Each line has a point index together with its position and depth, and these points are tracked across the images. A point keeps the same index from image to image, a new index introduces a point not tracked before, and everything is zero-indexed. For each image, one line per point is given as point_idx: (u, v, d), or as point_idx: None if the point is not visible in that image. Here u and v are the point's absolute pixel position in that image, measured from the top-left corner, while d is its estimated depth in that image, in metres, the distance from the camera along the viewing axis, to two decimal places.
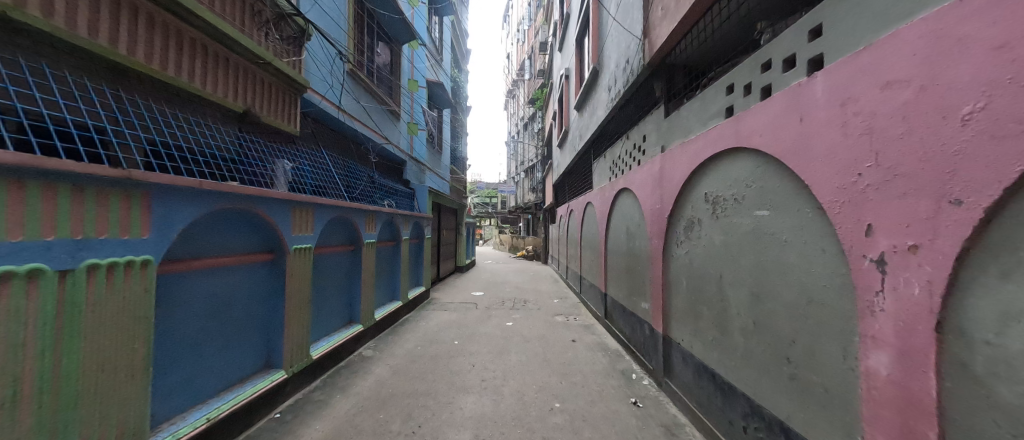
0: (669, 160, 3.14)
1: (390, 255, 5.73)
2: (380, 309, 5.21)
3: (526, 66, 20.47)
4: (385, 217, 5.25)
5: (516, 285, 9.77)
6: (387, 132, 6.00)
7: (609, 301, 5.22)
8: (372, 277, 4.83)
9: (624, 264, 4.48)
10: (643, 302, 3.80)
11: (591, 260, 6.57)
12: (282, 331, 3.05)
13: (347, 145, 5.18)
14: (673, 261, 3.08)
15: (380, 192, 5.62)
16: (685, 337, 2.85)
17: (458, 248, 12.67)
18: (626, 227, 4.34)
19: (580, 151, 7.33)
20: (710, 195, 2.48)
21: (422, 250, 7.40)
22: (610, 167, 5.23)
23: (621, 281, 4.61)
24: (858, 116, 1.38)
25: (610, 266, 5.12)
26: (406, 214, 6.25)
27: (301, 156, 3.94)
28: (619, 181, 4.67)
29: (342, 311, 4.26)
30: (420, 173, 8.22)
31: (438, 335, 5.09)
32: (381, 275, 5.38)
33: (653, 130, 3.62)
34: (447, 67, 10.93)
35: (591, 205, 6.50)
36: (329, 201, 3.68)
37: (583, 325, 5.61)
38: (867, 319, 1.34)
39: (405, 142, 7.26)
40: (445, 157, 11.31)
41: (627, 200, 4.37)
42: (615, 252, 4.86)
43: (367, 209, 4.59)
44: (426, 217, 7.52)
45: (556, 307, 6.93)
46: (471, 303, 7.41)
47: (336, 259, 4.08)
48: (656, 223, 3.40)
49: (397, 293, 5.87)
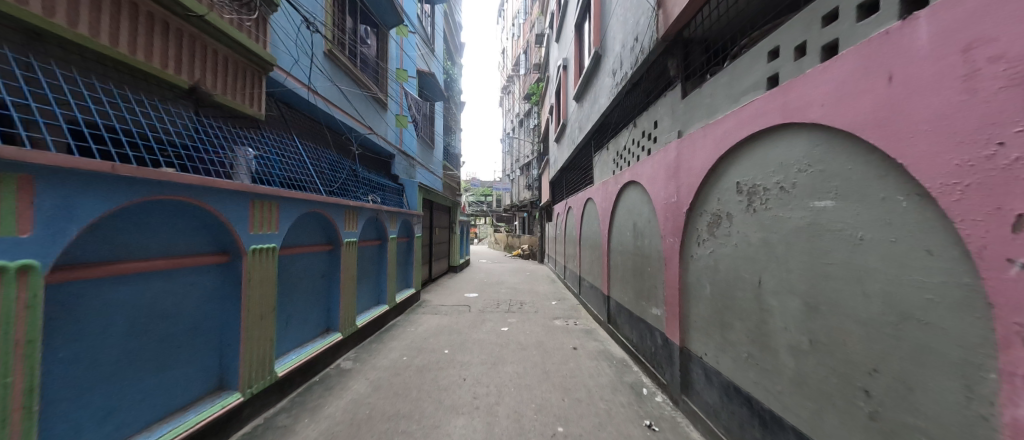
0: (688, 146, 2.74)
1: (375, 256, 5.28)
2: (363, 315, 4.75)
3: (521, 62, 20.02)
4: (368, 214, 4.80)
5: (511, 286, 9.34)
6: (372, 122, 5.53)
7: (612, 304, 4.83)
8: (354, 280, 4.38)
9: (630, 265, 4.07)
10: (654, 308, 3.40)
11: (591, 260, 6.17)
12: (238, 347, 2.59)
13: (326, 134, 4.70)
14: (692, 262, 2.69)
15: (363, 186, 5.15)
16: (709, 351, 2.45)
17: (451, 247, 12.20)
18: (633, 224, 3.94)
19: (579, 145, 6.94)
20: (746, 184, 2.07)
21: (411, 250, 6.95)
22: (615, 160, 4.82)
23: (627, 284, 4.21)
24: (995, 62, 0.95)
25: (614, 267, 4.73)
26: (393, 211, 5.78)
27: (269, 145, 3.47)
28: (625, 175, 4.27)
29: (318, 319, 3.79)
30: (410, 168, 7.74)
31: (427, 342, 4.64)
32: (365, 277, 4.92)
33: (666, 114, 3.21)
34: (439, 59, 10.45)
35: (591, 202, 6.12)
36: (299, 195, 3.21)
37: (584, 331, 5.20)
38: (1013, 351, 0.92)
39: (392, 134, 6.78)
40: (437, 152, 10.80)
41: (634, 194, 3.96)
42: (620, 251, 4.45)
43: (347, 204, 4.13)
44: (415, 214, 7.06)
45: (555, 310, 6.51)
46: (464, 306, 6.97)
47: (309, 261, 3.63)
48: (671, 219, 3.00)
49: (383, 296, 5.42)
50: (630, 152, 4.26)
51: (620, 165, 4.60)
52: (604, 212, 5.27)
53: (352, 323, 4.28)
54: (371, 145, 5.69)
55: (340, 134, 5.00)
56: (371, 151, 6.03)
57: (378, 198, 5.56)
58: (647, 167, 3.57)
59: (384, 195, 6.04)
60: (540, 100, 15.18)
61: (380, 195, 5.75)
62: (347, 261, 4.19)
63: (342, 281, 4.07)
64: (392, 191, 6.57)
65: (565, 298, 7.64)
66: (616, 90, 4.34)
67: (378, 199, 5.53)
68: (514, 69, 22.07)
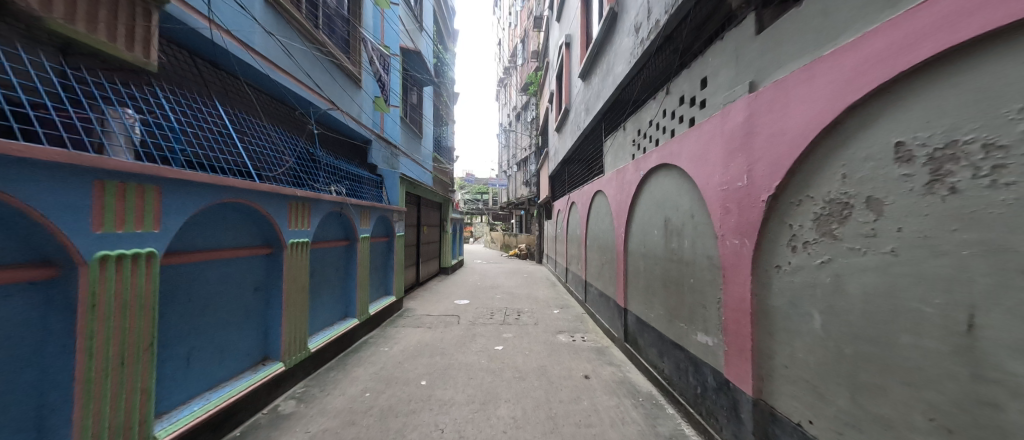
0: (772, 102, 1.81)
1: (339, 260, 4.33)
2: (322, 334, 3.81)
3: (518, 52, 19.01)
4: (329, 208, 3.83)
5: (507, 291, 8.40)
6: (336, 99, 4.57)
7: (632, 320, 3.92)
8: (305, 292, 3.42)
9: (660, 273, 3.16)
10: (701, 334, 2.48)
11: (601, 264, 5.24)
12: (69, 411, 1.64)
13: (274, 108, 3.72)
14: (780, 276, 1.78)
15: (325, 174, 4.18)
16: (819, 420, 1.54)
17: (443, 247, 11.27)
18: (667, 219, 3.02)
19: (586, 130, 6.02)
20: (925, 145, 1.15)
21: (392, 251, 5.99)
22: (635, 141, 3.89)
23: (654, 297, 3.29)
24: None
25: (635, 275, 3.82)
26: (366, 205, 4.82)
27: (175, 109, 2.52)
28: (653, 157, 3.33)
29: (246, 346, 2.85)
30: (392, 158, 6.77)
31: (400, 368, 3.71)
32: (325, 286, 3.97)
33: (724, 63, 2.27)
34: (429, 38, 9.44)
35: (601, 196, 5.18)
36: (203, 178, 2.25)
37: (595, 350, 4.30)
38: None
39: (368, 117, 5.81)
40: (426, 143, 9.81)
41: (667, 182, 3.05)
42: (645, 256, 3.53)
43: (294, 194, 3.17)
44: (397, 210, 6.11)
45: (558, 321, 5.61)
46: (453, 315, 6.03)
47: (228, 269, 2.68)
48: (735, 212, 2.09)
49: (351, 308, 4.48)
50: (656, 129, 3.34)
51: (642, 146, 3.68)
52: (619, 207, 4.36)
53: (303, 347, 3.33)
54: (337, 126, 4.74)
55: (293, 108, 4.03)
56: (341, 135, 5.05)
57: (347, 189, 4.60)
58: (689, 143, 2.65)
59: (357, 186, 5.08)
60: (539, 90, 14.24)
61: (350, 186, 4.79)
62: (295, 268, 3.24)
63: (287, 294, 3.12)
64: (367, 183, 5.60)
65: (569, 306, 6.71)
66: (638, 52, 3.40)
67: (347, 191, 4.57)
68: (511, 60, 21.03)
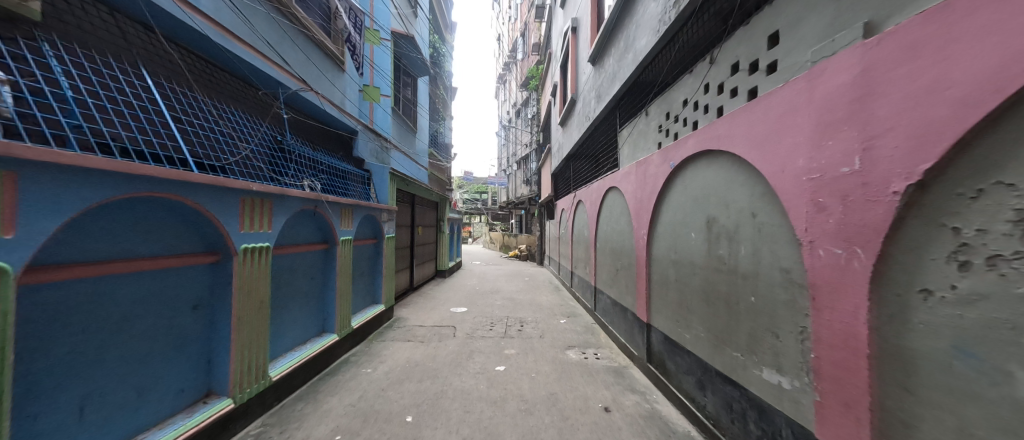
0: (906, 46, 1.21)
1: (315, 266, 3.73)
2: (289, 357, 3.20)
3: (518, 46, 18.40)
4: (300, 207, 3.22)
5: (508, 296, 7.78)
6: (311, 80, 3.94)
7: (657, 338, 3.33)
8: (265, 308, 2.81)
9: (701, 286, 2.56)
10: (769, 372, 1.89)
11: (616, 270, 4.63)
12: None
13: (228, 86, 3.11)
14: (931, 308, 1.18)
15: (295, 167, 3.57)
16: None
17: (439, 249, 10.65)
18: (710, 219, 2.44)
19: (595, 119, 5.42)
20: None
21: (380, 255, 5.39)
22: (662, 126, 3.28)
23: (691, 315, 2.70)
24: None
25: (662, 286, 3.23)
26: (349, 203, 4.21)
27: (76, 74, 1.91)
28: (686, 143, 2.74)
29: (178, 381, 2.25)
30: (381, 151, 6.14)
31: (383, 398, 3.10)
32: (295, 298, 3.37)
33: (811, 8, 1.67)
34: (424, 25, 8.81)
35: (616, 193, 4.59)
36: (100, 163, 1.64)
37: (613, 371, 3.71)
38: None
39: (352, 104, 5.19)
40: (421, 137, 9.19)
41: (711, 174, 2.45)
42: (677, 264, 2.94)
43: (249, 188, 2.56)
44: (386, 209, 5.50)
45: (566, 333, 5.01)
46: (448, 326, 5.42)
47: (151, 283, 2.08)
48: (834, 210, 1.49)
49: (330, 322, 3.89)
50: (693, 109, 2.75)
51: (672, 132, 3.08)
52: (639, 205, 3.76)
53: (262, 375, 2.74)
54: (314, 112, 4.13)
55: (254, 88, 3.41)
56: (319, 122, 4.43)
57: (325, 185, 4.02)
58: (748, 122, 2.05)
59: (339, 182, 4.49)
60: (540, 84, 13.65)
61: (330, 182, 4.20)
62: (251, 280, 2.63)
63: (239, 313, 2.51)
64: (351, 179, 5.00)
65: (577, 314, 6.11)
66: (670, 15, 2.79)
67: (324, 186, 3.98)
68: (511, 55, 20.39)
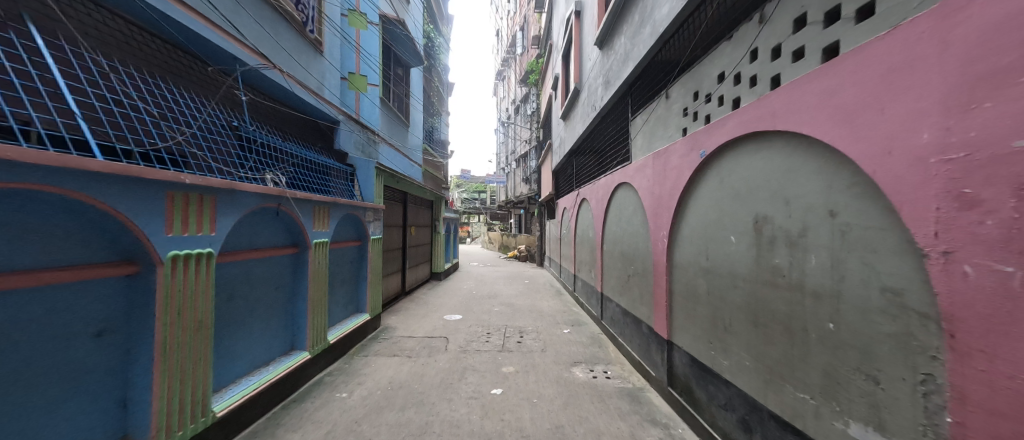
0: None
1: (281, 274, 3.22)
2: (246, 382, 2.69)
3: (518, 40, 17.85)
4: (255, 205, 2.70)
5: (506, 302, 7.25)
6: (274, 57, 3.39)
7: (682, 359, 2.82)
8: (208, 328, 2.29)
9: (746, 303, 2.05)
10: (859, 427, 1.38)
11: (628, 277, 4.11)
12: None
13: (168, 58, 2.58)
14: None
15: (254, 158, 3.04)
16: None
17: (435, 250, 10.16)
18: (760, 219, 1.93)
19: (602, 108, 4.91)
20: None
21: (364, 259, 4.86)
22: (688, 108, 2.76)
23: (731, 337, 2.19)
24: None
25: (689, 299, 2.72)
26: (326, 201, 3.69)
27: None
28: (725, 126, 2.24)
29: (69, 431, 1.73)
30: (367, 144, 5.62)
31: (355, 434, 2.56)
32: (252, 312, 2.85)
33: None
34: (418, 12, 8.28)
35: (628, 189, 4.07)
36: None
37: (627, 395, 3.20)
38: None
39: (332, 90, 4.67)
40: (414, 132, 8.64)
41: (761, 162, 1.95)
42: (710, 274, 2.44)
43: (177, 180, 2.04)
44: (372, 208, 4.99)
45: (570, 346, 4.50)
46: (440, 337, 4.91)
47: (14, 306, 1.54)
48: (998, 206, 0.94)
49: (301, 337, 3.39)
50: (734, 83, 2.22)
51: (701, 114, 2.57)
52: (657, 203, 3.26)
53: (203, 411, 2.22)
54: (283, 95, 3.61)
55: (206, 63, 2.88)
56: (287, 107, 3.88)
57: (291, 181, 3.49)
58: (825, 90, 1.53)
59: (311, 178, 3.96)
60: (540, 79, 13.10)
61: (297, 177, 3.68)
62: (184, 295, 2.11)
63: (165, 337, 1.99)
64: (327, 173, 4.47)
65: (582, 323, 5.59)
66: None
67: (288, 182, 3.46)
68: (510, 51, 19.83)
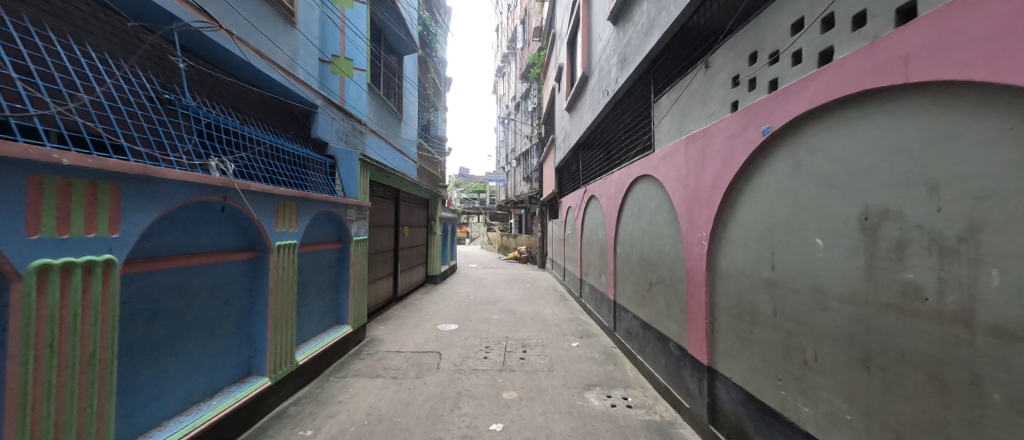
0: None
1: (232, 284, 2.62)
2: (179, 424, 2.10)
3: (518, 34, 17.28)
4: (187, 198, 2.11)
5: (507, 309, 6.64)
6: (224, 19, 2.80)
7: (730, 393, 2.23)
8: (106, 363, 1.69)
9: (850, 334, 1.46)
10: None
11: (650, 285, 3.51)
12: None
13: (76, 12, 1.97)
14: None
15: (196, 140, 2.44)
16: None
17: (431, 252, 9.55)
18: (877, 216, 1.35)
19: (616, 91, 4.33)
20: None
21: (346, 263, 4.28)
22: (740, 76, 2.18)
23: (820, 379, 1.59)
24: None
25: (743, 319, 2.12)
26: (294, 195, 3.10)
27: None
28: (809, 89, 1.64)
29: None
30: (353, 134, 5.03)
31: None
32: (189, 334, 2.27)
33: None
34: None
35: (651, 182, 3.47)
36: None
37: (656, 433, 2.61)
38: None
39: (307, 69, 4.07)
40: (408, 125, 8.03)
41: (876, 133, 1.35)
42: (780, 290, 1.84)
43: (46, 159, 1.42)
44: (357, 205, 4.41)
45: (581, 364, 3.91)
46: (432, 351, 4.32)
47: None
48: None
49: (262, 359, 2.80)
50: (822, 30, 1.63)
51: (763, 79, 1.98)
52: (692, 197, 2.68)
53: None
54: (240, 68, 3.02)
55: (127, 19, 2.24)
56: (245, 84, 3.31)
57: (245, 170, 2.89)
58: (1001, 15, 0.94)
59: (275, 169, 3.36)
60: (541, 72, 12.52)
61: (257, 167, 3.08)
62: (64, 320, 1.52)
63: (26, 383, 1.38)
64: (300, 165, 3.87)
65: (592, 334, 5.01)
66: None
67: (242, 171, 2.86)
68: (511, 46, 19.23)
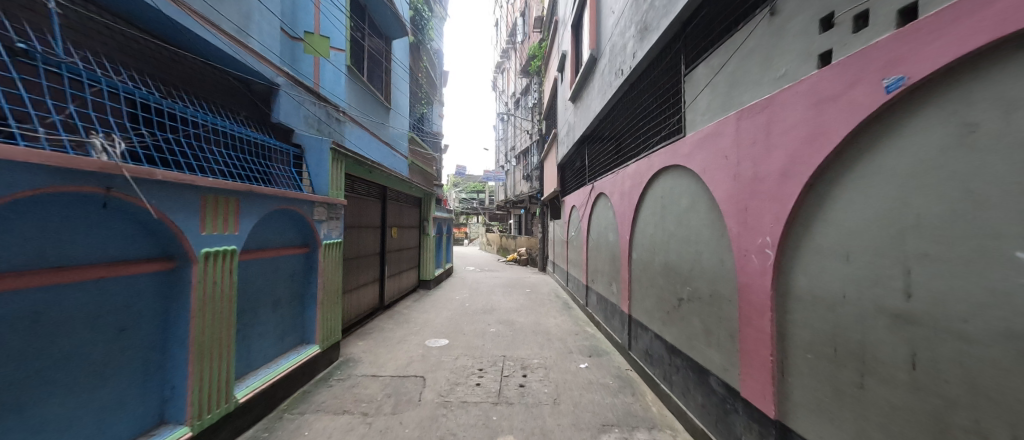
0: None
1: (130, 306, 1.97)
2: None
3: (518, 27, 16.67)
4: (40, 187, 1.48)
5: (505, 319, 5.97)
6: None
7: None
8: None
9: None
10: None
11: (680, 302, 2.84)
12: None
13: None
14: None
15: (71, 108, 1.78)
16: None
17: (424, 255, 8.89)
18: None
19: (632, 68, 3.68)
20: None
21: (314, 271, 3.62)
22: (836, 13, 1.52)
23: None
24: None
25: (842, 364, 1.46)
26: (234, 188, 2.45)
27: None
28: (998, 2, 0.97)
29: None
30: (329, 121, 4.38)
31: None
32: (42, 381, 1.61)
33: None
34: None
35: (682, 173, 2.81)
36: None
37: None
38: None
39: (262, 38, 3.42)
40: (398, 116, 7.40)
41: None
42: (924, 330, 1.17)
43: None
44: (329, 202, 3.75)
45: (592, 395, 3.25)
46: (416, 376, 3.65)
47: None
48: None
49: (180, 403, 2.14)
50: None
51: (882, 9, 1.32)
52: (748, 190, 2.02)
53: None
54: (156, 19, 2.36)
55: None
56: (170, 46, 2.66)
57: (154, 153, 2.20)
58: None
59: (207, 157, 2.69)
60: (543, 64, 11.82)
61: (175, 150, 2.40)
62: None
63: None
64: (252, 153, 3.20)
65: (603, 353, 4.34)
66: None
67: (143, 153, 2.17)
68: (510, 40, 18.59)
